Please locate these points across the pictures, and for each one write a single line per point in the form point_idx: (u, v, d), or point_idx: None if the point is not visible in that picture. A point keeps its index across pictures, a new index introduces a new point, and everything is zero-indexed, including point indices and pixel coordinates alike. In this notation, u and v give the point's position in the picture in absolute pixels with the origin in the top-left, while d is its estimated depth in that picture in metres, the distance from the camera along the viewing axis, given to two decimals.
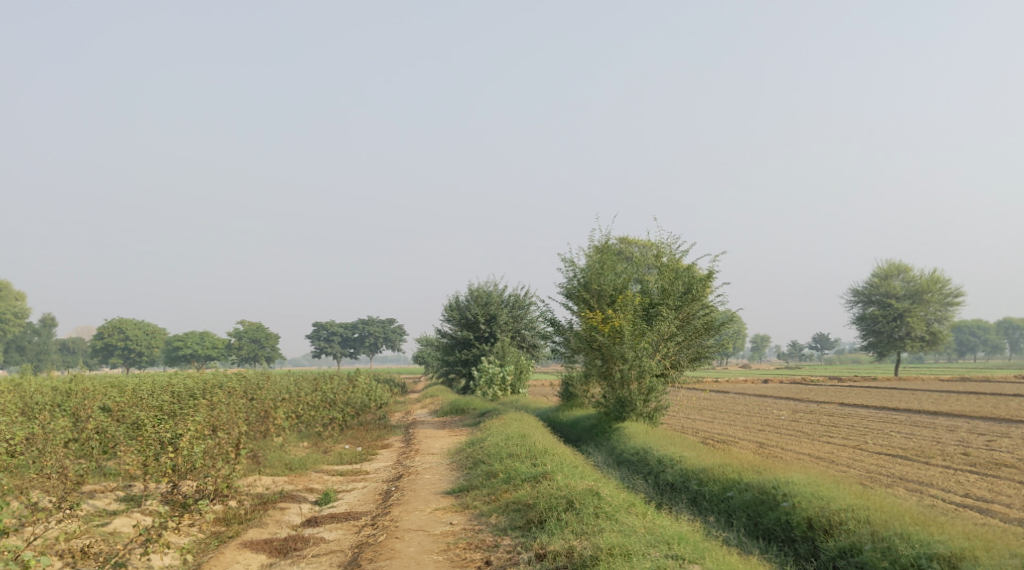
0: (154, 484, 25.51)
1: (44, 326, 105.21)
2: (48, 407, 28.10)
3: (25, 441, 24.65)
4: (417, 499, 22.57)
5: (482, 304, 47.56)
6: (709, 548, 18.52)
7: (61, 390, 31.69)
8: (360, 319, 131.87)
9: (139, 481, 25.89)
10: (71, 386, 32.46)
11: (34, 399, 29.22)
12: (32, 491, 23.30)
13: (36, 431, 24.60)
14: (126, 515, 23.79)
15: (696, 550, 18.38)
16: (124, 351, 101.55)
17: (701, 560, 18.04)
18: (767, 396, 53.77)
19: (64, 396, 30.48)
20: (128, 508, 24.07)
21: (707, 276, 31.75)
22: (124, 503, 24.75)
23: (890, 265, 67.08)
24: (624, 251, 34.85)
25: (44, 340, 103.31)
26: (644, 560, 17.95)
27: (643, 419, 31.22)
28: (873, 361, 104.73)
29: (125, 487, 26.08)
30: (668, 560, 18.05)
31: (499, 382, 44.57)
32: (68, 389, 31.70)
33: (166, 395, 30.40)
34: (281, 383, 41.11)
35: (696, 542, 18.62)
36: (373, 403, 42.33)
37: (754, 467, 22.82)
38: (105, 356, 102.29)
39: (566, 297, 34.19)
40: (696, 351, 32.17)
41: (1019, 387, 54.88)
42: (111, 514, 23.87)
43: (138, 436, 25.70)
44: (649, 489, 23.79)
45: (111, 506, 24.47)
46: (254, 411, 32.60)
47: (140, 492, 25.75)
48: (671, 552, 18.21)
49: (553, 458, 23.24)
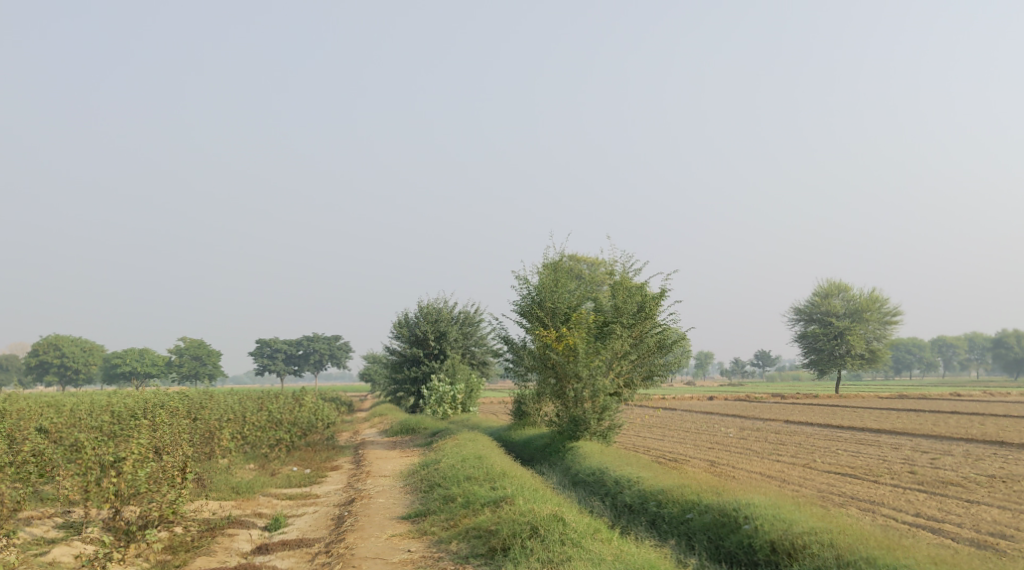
0: (95, 510, 24.65)
1: None
2: None
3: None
4: (372, 525, 22.08)
5: (432, 320, 47.06)
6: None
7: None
8: (304, 336, 130.49)
9: (78, 506, 25.04)
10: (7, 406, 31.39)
11: None
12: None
13: None
14: (65, 543, 23.01)
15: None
16: (60, 368, 99.20)
17: None
18: (714, 413, 53.91)
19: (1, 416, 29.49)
20: (67, 536, 23.28)
21: (660, 295, 31.65)
22: (63, 531, 23.90)
23: (832, 284, 67.74)
24: (577, 270, 34.83)
25: None
26: None
27: (596, 438, 30.88)
28: (814, 380, 105.87)
29: (64, 512, 25.21)
30: None
31: (450, 400, 44.16)
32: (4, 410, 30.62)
33: (106, 416, 29.57)
34: (225, 403, 40.26)
35: None
36: (320, 423, 41.65)
37: (713, 488, 22.68)
38: (40, 374, 99.77)
39: (520, 315, 33.90)
40: (649, 369, 32.00)
41: (958, 404, 55.69)
42: (49, 542, 23.08)
43: (78, 460, 24.89)
44: (607, 511, 23.50)
45: (49, 534, 23.61)
46: (199, 433, 31.81)
47: (79, 518, 24.89)
48: None
49: (512, 481, 22.88)
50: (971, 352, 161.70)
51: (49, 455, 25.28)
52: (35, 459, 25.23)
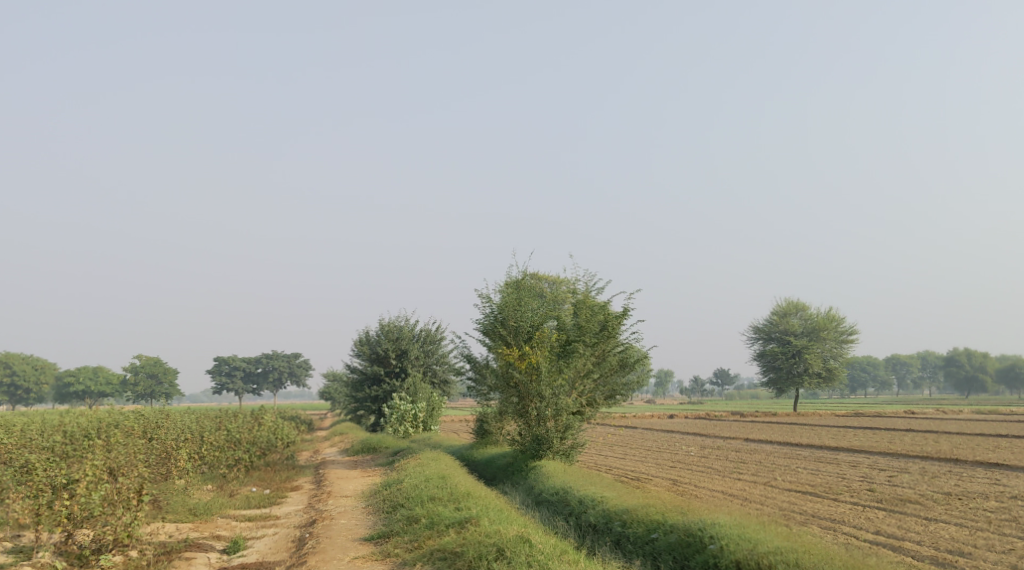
0: (46, 533, 24.17)
1: None
2: None
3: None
4: (334, 547, 21.85)
5: (393, 338, 46.82)
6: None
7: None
8: (262, 354, 129.41)
9: (30, 530, 24.52)
10: None
11: None
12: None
13: None
14: None
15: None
16: (11, 387, 97.66)
17: None
18: (674, 431, 54.10)
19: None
20: (18, 561, 22.80)
21: (622, 313, 31.75)
22: (14, 555, 23.37)
23: (789, 303, 68.33)
24: (539, 288, 34.56)
25: None
26: None
27: (559, 458, 30.82)
28: (771, 398, 106.72)
29: (14, 536, 24.68)
30: None
31: (411, 419, 43.92)
32: None
33: (60, 436, 29.09)
34: (182, 422, 39.76)
35: None
36: (279, 442, 41.24)
37: (678, 508, 22.73)
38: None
39: (482, 333, 33.76)
40: (611, 388, 32.07)
41: (914, 422, 56.32)
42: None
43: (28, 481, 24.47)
44: (571, 531, 23.47)
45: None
46: (155, 453, 31.34)
47: (30, 542, 24.39)
48: None
49: (477, 502, 22.77)
50: (924, 370, 163.72)
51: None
52: None
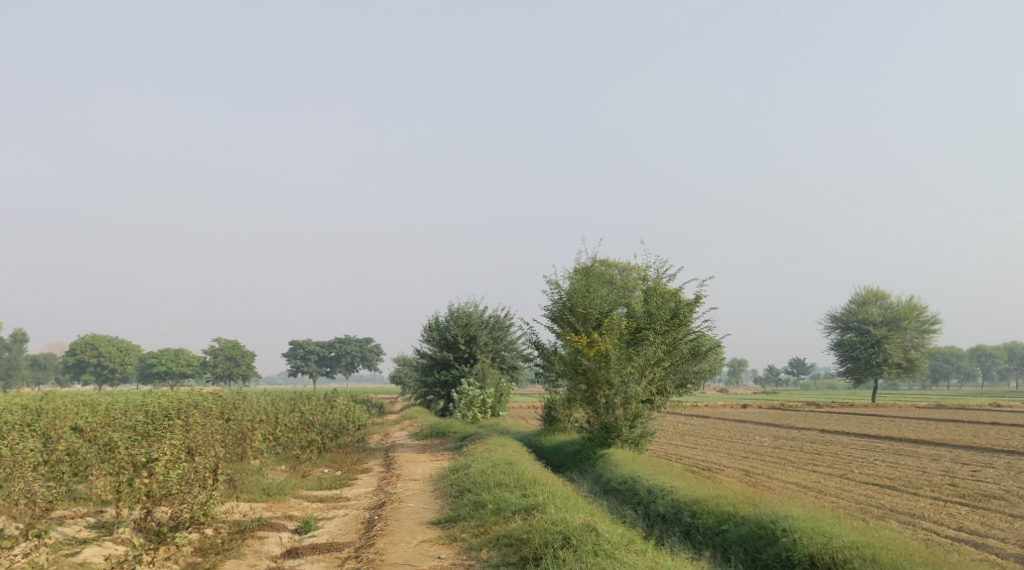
0: (126, 510, 24.48)
1: (17, 341, 103.69)
2: (19, 427, 27.24)
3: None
4: (402, 530, 21.82)
5: (462, 324, 46.83)
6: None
7: (35, 408, 30.69)
8: (337, 338, 130.75)
9: (111, 507, 24.94)
10: (44, 405, 31.50)
11: (5, 417, 28.28)
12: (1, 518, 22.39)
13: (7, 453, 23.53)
14: (97, 544, 22.78)
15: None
16: (97, 368, 99.75)
17: None
18: (747, 422, 53.31)
19: (36, 414, 29.49)
20: (99, 537, 23.10)
21: (694, 301, 31.19)
22: (95, 531, 23.78)
23: (869, 292, 66.81)
24: (608, 275, 34.23)
25: (16, 356, 101.46)
26: None
27: (628, 446, 30.45)
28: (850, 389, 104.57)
29: (96, 512, 25.10)
30: None
31: (479, 405, 43.90)
32: (41, 408, 30.71)
33: (140, 415, 29.68)
34: (258, 403, 40.37)
35: None
36: (351, 425, 41.48)
37: (750, 499, 22.29)
38: (78, 372, 100.39)
39: (551, 319, 33.63)
40: (682, 377, 31.58)
41: (999, 415, 54.72)
42: (81, 542, 22.86)
43: (111, 459, 25.00)
44: (640, 520, 23.17)
45: (81, 534, 23.49)
46: (230, 433, 31.69)
47: (111, 518, 24.75)
48: None
49: (543, 489, 22.56)
50: (1009, 362, 159.39)
51: (83, 454, 25.44)
52: (69, 457, 25.27)
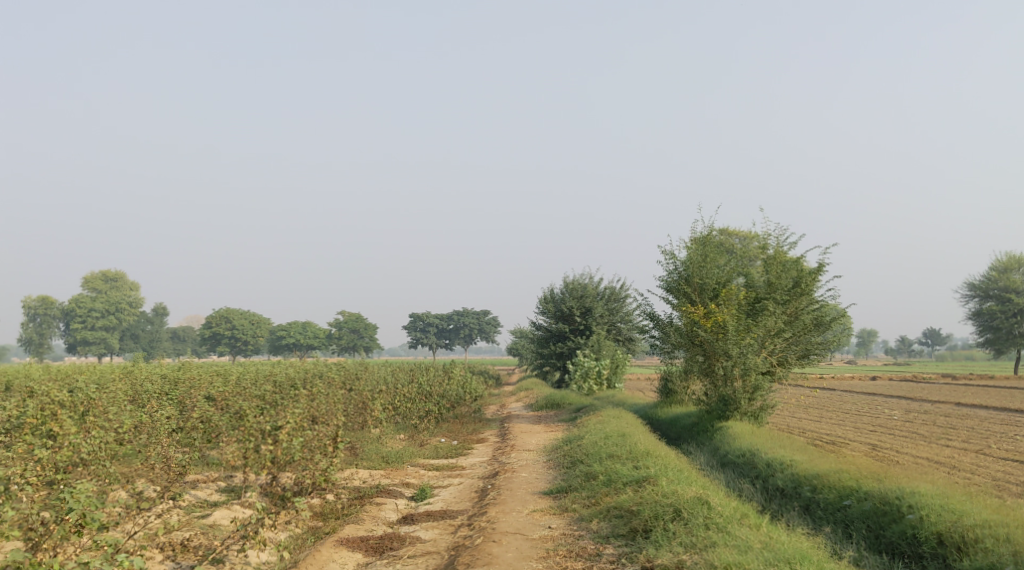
0: (255, 475, 24.27)
1: (156, 315, 107.42)
2: (156, 395, 28.10)
3: (134, 429, 24.24)
4: (514, 499, 21.78)
5: (578, 296, 46.48)
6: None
7: (169, 378, 31.66)
8: (456, 310, 131.72)
9: (241, 471, 24.70)
10: (179, 375, 32.43)
11: (143, 386, 29.16)
12: (135, 480, 22.37)
13: (145, 419, 24.13)
14: (226, 508, 22.54)
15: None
16: (231, 339, 101.97)
17: None
18: (877, 393, 51.75)
19: (172, 383, 30.45)
20: (228, 500, 22.88)
21: (817, 269, 30.28)
22: (225, 495, 23.62)
23: (1011, 258, 63.86)
24: (728, 244, 33.34)
25: (157, 329, 104.71)
26: None
27: (747, 419, 29.82)
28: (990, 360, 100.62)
29: (226, 477, 24.95)
30: None
31: (595, 376, 43.67)
32: (176, 378, 31.61)
33: (268, 385, 30.35)
34: (379, 374, 40.97)
35: (819, 562, 17.43)
36: (469, 395, 41.66)
37: (874, 474, 21.58)
38: (213, 344, 102.64)
39: (666, 290, 33.09)
40: (805, 348, 30.76)
41: None
42: (212, 505, 22.71)
43: (240, 426, 25.10)
44: (758, 494, 22.68)
45: (211, 498, 23.32)
46: (352, 402, 32.14)
47: (241, 482, 24.58)
48: None
49: (656, 461, 22.25)
50: None
51: (215, 421, 25.85)
52: (203, 424, 25.72)
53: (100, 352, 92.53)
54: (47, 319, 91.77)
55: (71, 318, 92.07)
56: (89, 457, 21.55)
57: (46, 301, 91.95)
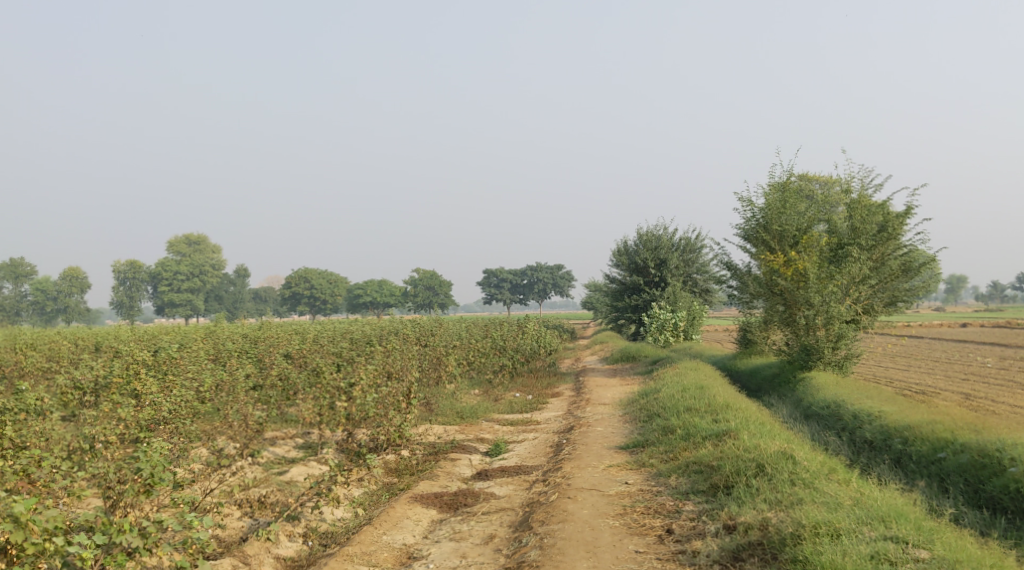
0: (332, 431, 23.94)
1: (238, 276, 108.70)
2: (235, 354, 28.11)
3: (215, 387, 24.10)
4: (590, 454, 21.28)
5: (652, 248, 45.39)
6: (933, 528, 16.55)
7: (250, 337, 31.75)
8: (531, 265, 131.08)
9: (317, 427, 24.30)
10: (259, 334, 32.42)
11: (224, 345, 29.16)
12: (216, 439, 22.00)
13: (224, 376, 23.89)
14: (303, 464, 22.14)
15: (919, 531, 16.40)
16: (311, 299, 102.77)
17: (927, 544, 16.05)
18: (968, 340, 50.03)
19: (251, 342, 30.44)
20: (305, 457, 22.49)
21: (904, 213, 28.97)
22: (302, 451, 23.34)
23: None
24: (808, 189, 32.11)
25: (239, 290, 106.01)
26: (854, 540, 16.09)
27: (831, 369, 28.75)
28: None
29: (303, 434, 24.59)
30: (886, 542, 16.13)
31: (671, 328, 42.96)
32: (256, 337, 31.59)
33: (345, 343, 30.21)
34: (454, 329, 40.71)
35: (916, 520, 16.64)
36: (543, 349, 41.19)
37: (970, 425, 20.61)
38: (294, 304, 103.91)
39: (744, 238, 32.22)
40: (892, 295, 29.70)
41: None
42: (289, 462, 22.34)
43: (317, 383, 24.78)
44: (845, 447, 21.90)
45: (290, 454, 23.02)
46: (426, 357, 31.82)
47: (318, 439, 24.29)
48: (888, 533, 16.26)
49: (736, 414, 21.57)
50: None
51: (293, 378, 25.62)
52: (281, 381, 25.55)
53: (185, 314, 93.55)
54: (136, 282, 93.28)
55: (158, 281, 93.47)
56: (169, 416, 21.12)
57: (135, 265, 93.25)
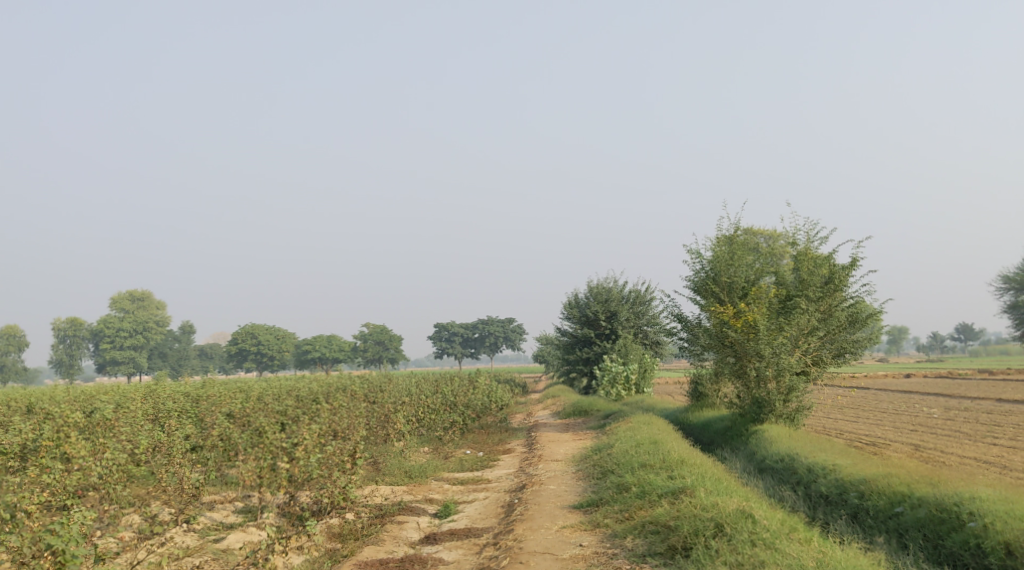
0: (273, 494, 22.99)
1: (184, 333, 106.76)
2: (175, 414, 27.05)
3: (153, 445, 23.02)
4: (542, 515, 20.55)
5: (602, 300, 45.20)
6: None
7: (191, 396, 30.65)
8: (481, 319, 130.46)
9: (257, 490, 23.34)
10: (200, 392, 31.32)
11: (162, 405, 28.05)
12: (150, 504, 21.02)
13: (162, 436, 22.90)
14: (242, 529, 21.18)
15: None
16: (258, 355, 101.09)
17: None
18: (915, 391, 50.02)
19: (193, 402, 29.35)
20: (244, 522, 21.54)
21: (850, 265, 28.83)
22: (241, 516, 22.37)
23: None
24: (755, 242, 31.92)
25: (184, 346, 104.08)
26: None
27: (782, 421, 28.32)
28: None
29: (244, 497, 23.62)
30: None
31: (623, 381, 42.36)
32: (197, 395, 30.49)
33: (290, 401, 29.26)
34: (403, 385, 39.80)
35: None
36: (494, 405, 40.37)
37: (927, 478, 20.26)
38: (240, 360, 102.05)
39: (693, 290, 31.75)
40: (840, 346, 29.23)
41: None
42: (227, 528, 21.37)
43: (257, 443, 23.79)
44: (800, 503, 21.39)
45: (228, 519, 22.06)
46: (374, 415, 30.92)
47: (259, 502, 23.29)
48: None
49: (691, 470, 21.00)
50: None
51: (235, 438, 24.64)
52: (222, 442, 24.57)
53: (127, 371, 92.28)
54: (77, 340, 91.10)
55: (99, 338, 91.50)
56: (100, 481, 20.12)
57: (76, 322, 91.34)
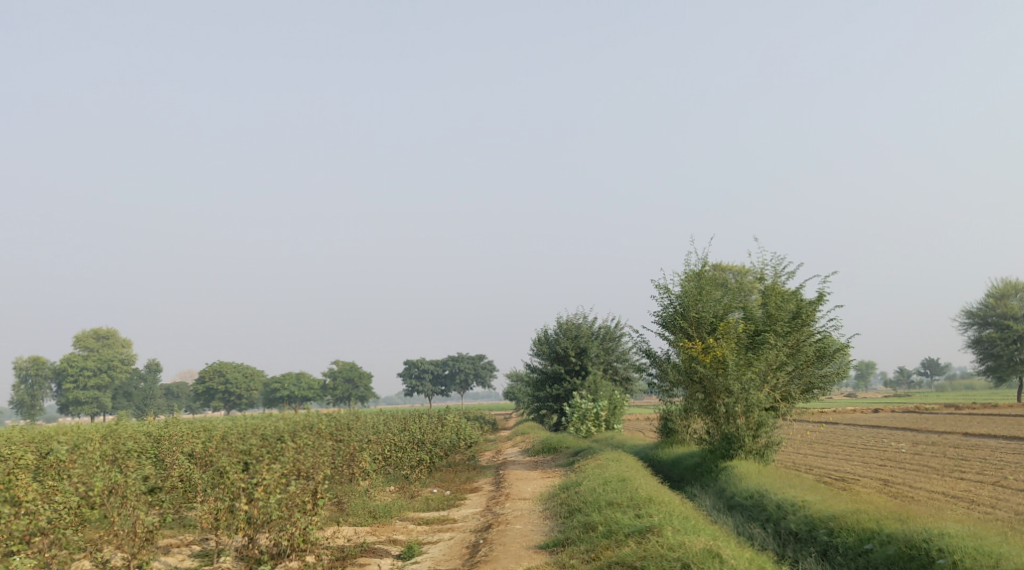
0: (232, 537, 22.44)
1: (150, 371, 105.29)
2: (134, 454, 26.48)
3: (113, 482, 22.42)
4: (508, 555, 20.15)
5: (572, 336, 44.91)
6: None
7: (153, 435, 29.91)
8: (451, 356, 129.74)
9: (216, 533, 22.73)
10: (162, 432, 30.52)
11: (122, 445, 27.39)
12: (102, 548, 20.59)
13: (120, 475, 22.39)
14: None
15: None
16: (225, 394, 99.86)
17: None
18: (882, 426, 49.81)
19: (154, 442, 28.68)
20: None
21: (817, 300, 28.72)
22: (198, 560, 21.83)
23: (1007, 284, 58.28)
24: (723, 277, 31.72)
25: (151, 385, 102.69)
26: None
27: (752, 458, 28.09)
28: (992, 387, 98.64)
29: (202, 540, 23.06)
30: None
31: (593, 418, 41.95)
32: (158, 435, 29.76)
33: (254, 440, 28.65)
34: (370, 423, 39.15)
35: None
36: (462, 442, 39.88)
37: (896, 514, 20.02)
38: (207, 399, 100.71)
39: (662, 325, 31.46)
40: (808, 381, 28.98)
41: None
42: None
43: (215, 483, 23.22)
44: (770, 540, 21.04)
45: (183, 564, 21.57)
46: (339, 454, 30.34)
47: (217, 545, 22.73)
48: None
49: (660, 508, 20.62)
50: None
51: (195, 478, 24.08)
52: (182, 483, 24.01)
53: (91, 411, 90.94)
54: (39, 379, 89.56)
55: (63, 377, 90.01)
56: (49, 526, 19.94)
57: (39, 361, 89.94)
